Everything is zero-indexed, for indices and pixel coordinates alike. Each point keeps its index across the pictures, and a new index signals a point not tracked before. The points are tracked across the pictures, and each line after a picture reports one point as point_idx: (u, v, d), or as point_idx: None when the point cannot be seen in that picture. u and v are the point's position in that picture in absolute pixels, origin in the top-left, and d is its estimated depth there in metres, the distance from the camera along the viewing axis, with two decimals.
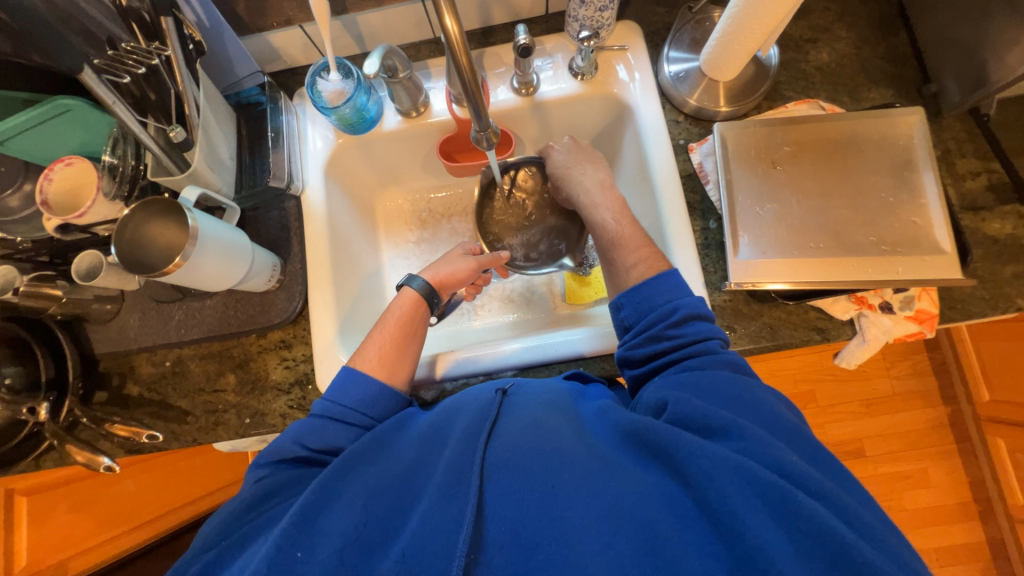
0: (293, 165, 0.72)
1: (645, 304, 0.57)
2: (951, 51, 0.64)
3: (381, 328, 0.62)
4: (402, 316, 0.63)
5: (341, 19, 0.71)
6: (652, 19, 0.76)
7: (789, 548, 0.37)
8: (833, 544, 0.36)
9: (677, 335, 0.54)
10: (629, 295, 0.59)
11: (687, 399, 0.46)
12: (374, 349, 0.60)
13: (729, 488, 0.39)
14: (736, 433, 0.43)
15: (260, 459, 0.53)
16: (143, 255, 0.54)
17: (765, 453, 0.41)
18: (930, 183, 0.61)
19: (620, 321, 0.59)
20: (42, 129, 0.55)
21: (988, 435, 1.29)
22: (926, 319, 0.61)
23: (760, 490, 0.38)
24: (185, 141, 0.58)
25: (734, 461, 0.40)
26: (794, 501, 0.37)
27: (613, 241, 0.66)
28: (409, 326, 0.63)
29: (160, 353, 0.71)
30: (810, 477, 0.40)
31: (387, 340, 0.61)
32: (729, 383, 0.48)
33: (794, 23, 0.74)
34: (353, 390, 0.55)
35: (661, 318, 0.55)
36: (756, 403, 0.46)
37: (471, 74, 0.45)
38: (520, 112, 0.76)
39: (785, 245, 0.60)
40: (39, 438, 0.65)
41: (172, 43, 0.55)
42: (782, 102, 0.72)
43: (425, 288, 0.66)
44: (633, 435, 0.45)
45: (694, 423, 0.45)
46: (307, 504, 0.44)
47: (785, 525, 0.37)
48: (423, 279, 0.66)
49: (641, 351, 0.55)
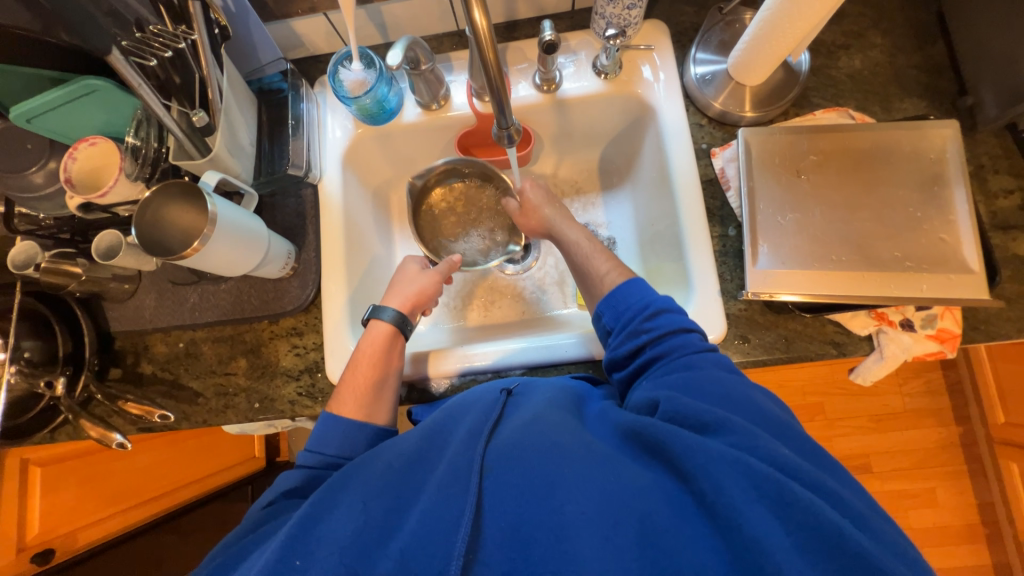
0: (312, 153, 0.72)
1: (621, 304, 0.57)
2: (990, 63, 0.62)
3: (353, 370, 0.61)
4: (375, 350, 0.62)
5: (366, 7, 0.71)
6: (680, 19, 0.75)
7: (786, 538, 0.36)
8: (829, 533, 0.36)
9: (653, 326, 0.54)
10: (606, 300, 0.59)
11: (677, 397, 0.46)
12: (349, 392, 0.59)
13: (725, 480, 0.38)
14: (727, 427, 0.42)
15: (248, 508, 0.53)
16: (161, 237, 0.55)
17: (757, 447, 0.41)
18: (961, 200, 0.59)
19: (602, 327, 0.59)
20: (68, 108, 0.55)
21: (1001, 458, 1.27)
22: (947, 339, 0.60)
23: (755, 482, 0.38)
24: (207, 126, 0.59)
25: (729, 455, 0.39)
26: (789, 492, 0.37)
27: (585, 255, 0.66)
28: (384, 360, 0.62)
29: (174, 333, 0.72)
30: (802, 470, 0.39)
31: (362, 380, 0.60)
32: (718, 378, 0.48)
33: (827, 28, 0.72)
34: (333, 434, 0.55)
35: (638, 313, 0.56)
36: (746, 398, 0.46)
37: (496, 69, 0.45)
38: (540, 110, 0.76)
39: (806, 256, 0.59)
40: (55, 412, 0.67)
41: (198, 28, 0.55)
42: (810, 109, 0.70)
43: (396, 319, 0.65)
44: (630, 432, 0.45)
45: (687, 420, 0.44)
46: (306, 514, 0.44)
47: (781, 515, 0.37)
48: (393, 308, 0.65)
49: (625, 348, 0.55)
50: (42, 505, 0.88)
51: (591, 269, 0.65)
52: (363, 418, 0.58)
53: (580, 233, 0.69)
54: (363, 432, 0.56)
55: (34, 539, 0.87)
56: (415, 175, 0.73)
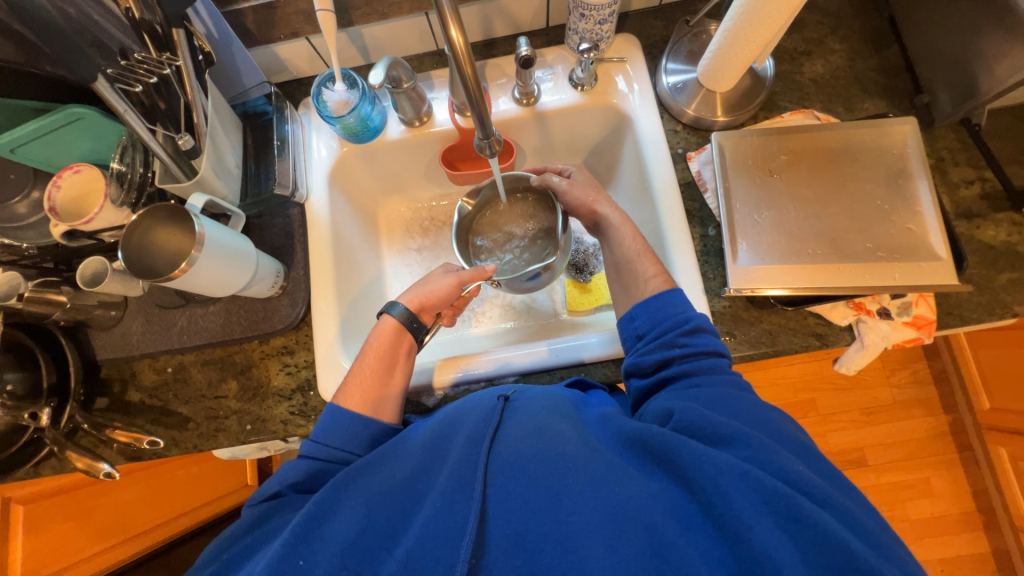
0: (298, 174, 0.73)
1: (659, 313, 0.57)
2: (941, 63, 0.66)
3: (362, 362, 0.61)
4: (382, 345, 0.62)
5: (347, 31, 0.73)
6: (650, 32, 0.78)
7: (794, 553, 0.37)
8: (838, 551, 0.36)
9: (688, 343, 0.54)
10: (643, 305, 0.59)
11: (692, 408, 0.47)
12: (357, 385, 0.59)
13: (733, 494, 0.39)
14: (741, 441, 0.43)
15: (249, 499, 0.53)
16: (148, 259, 0.55)
17: (770, 461, 0.42)
18: (924, 192, 0.62)
19: (632, 331, 0.59)
20: (52, 137, 0.56)
21: (990, 444, 1.29)
22: (923, 325, 0.62)
23: (765, 496, 0.39)
24: (193, 149, 0.59)
25: (739, 468, 0.40)
26: (799, 507, 0.38)
27: (635, 252, 0.65)
28: (391, 355, 0.62)
29: (161, 359, 0.71)
30: (813, 485, 0.41)
31: (368, 375, 0.60)
32: (736, 401, 0.49)
33: (788, 36, 0.76)
34: (337, 425, 0.54)
35: (674, 326, 0.56)
36: (758, 416, 0.47)
37: (475, 83, 0.46)
38: (522, 122, 0.78)
39: (783, 252, 0.61)
40: (38, 445, 0.65)
41: (183, 54, 0.56)
42: (778, 112, 0.73)
43: (404, 316, 0.65)
44: (637, 440, 0.46)
45: (701, 430, 0.45)
46: (311, 513, 0.44)
47: (790, 530, 0.38)
48: (402, 305, 0.65)
49: (652, 357, 0.55)
50: (26, 539, 0.85)
51: (636, 271, 0.64)
52: (369, 413, 0.57)
53: (632, 227, 0.68)
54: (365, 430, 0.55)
55: None
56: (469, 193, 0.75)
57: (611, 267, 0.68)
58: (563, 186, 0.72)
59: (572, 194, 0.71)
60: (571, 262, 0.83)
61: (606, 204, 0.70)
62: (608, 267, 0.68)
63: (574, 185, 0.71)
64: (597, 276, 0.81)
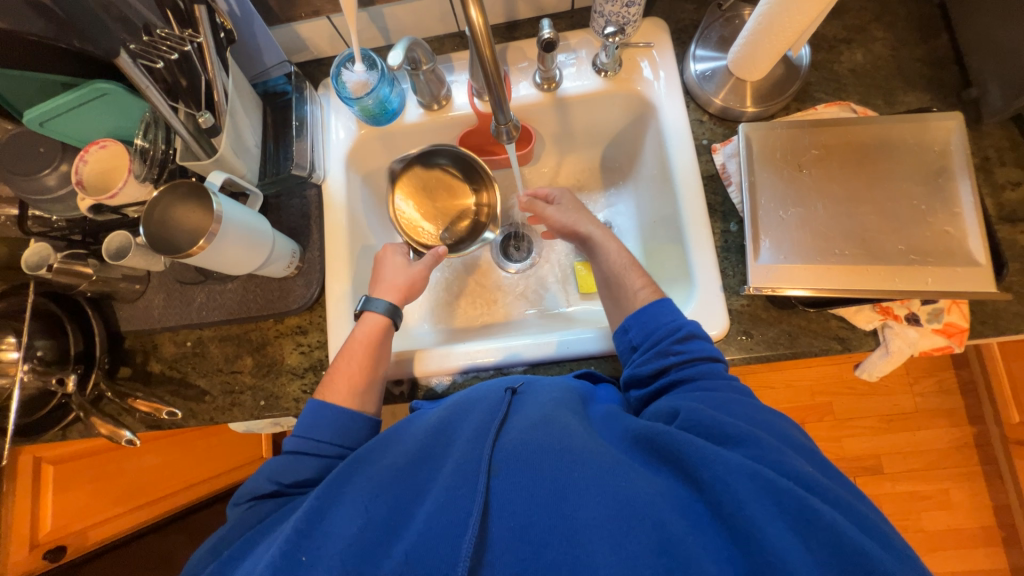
0: (315, 154, 0.73)
1: (652, 323, 0.56)
2: (994, 54, 0.62)
3: (346, 360, 0.62)
4: (368, 342, 0.63)
5: (368, 10, 0.72)
6: (680, 16, 0.75)
7: (805, 555, 0.36)
8: (851, 555, 0.36)
9: (683, 350, 0.53)
10: (636, 316, 0.58)
11: (700, 408, 0.46)
12: (343, 381, 0.60)
13: (744, 494, 0.38)
14: (751, 441, 0.42)
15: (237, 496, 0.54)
16: (169, 236, 0.56)
17: (781, 462, 0.41)
18: (966, 193, 0.58)
19: (626, 343, 0.58)
20: (78, 112, 0.57)
21: (1017, 459, 1.24)
22: (955, 333, 0.59)
23: (776, 496, 0.38)
24: (212, 127, 0.61)
25: (749, 468, 0.40)
26: (812, 509, 0.37)
27: (623, 267, 0.64)
28: (378, 350, 0.63)
29: (182, 333, 0.73)
30: (824, 486, 0.40)
31: (354, 370, 0.61)
32: (744, 405, 0.47)
33: (828, 22, 0.72)
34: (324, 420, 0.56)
35: (667, 334, 0.55)
36: (768, 419, 0.46)
37: (493, 65, 0.45)
38: (541, 108, 0.76)
39: (809, 250, 0.59)
40: (66, 410, 0.68)
41: (204, 31, 0.57)
42: (811, 104, 0.70)
43: (388, 310, 0.65)
44: (643, 438, 0.45)
45: (709, 430, 0.44)
46: (312, 508, 0.44)
47: (803, 533, 0.37)
48: (385, 300, 0.66)
49: (648, 367, 0.54)
50: (55, 501, 0.89)
51: (625, 285, 0.63)
52: (355, 408, 0.59)
53: (617, 243, 0.67)
54: (353, 422, 0.57)
55: (47, 536, 0.89)
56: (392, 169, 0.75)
57: (600, 282, 0.66)
58: (548, 213, 0.72)
59: (557, 220, 0.71)
60: None
61: (589, 224, 0.69)
62: (597, 282, 0.67)
63: (558, 210, 0.71)
64: None
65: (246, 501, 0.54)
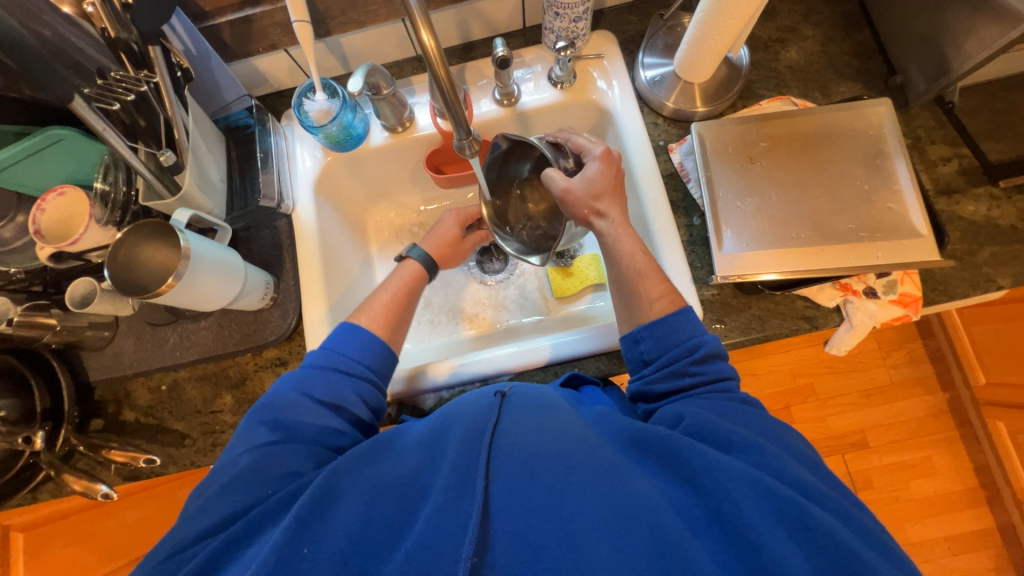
0: (283, 185, 0.73)
1: (667, 339, 0.55)
2: (912, 43, 0.67)
3: (386, 289, 0.66)
4: (408, 283, 0.67)
5: (325, 41, 0.73)
6: (626, 27, 0.79)
7: (802, 560, 0.38)
8: (846, 559, 0.37)
9: (700, 371, 0.53)
10: (649, 328, 0.56)
11: (703, 412, 0.48)
12: (381, 307, 0.63)
13: (744, 500, 0.40)
14: (754, 449, 0.44)
15: (255, 408, 0.53)
16: (136, 277, 0.55)
17: (784, 470, 0.43)
18: (903, 171, 0.63)
19: (636, 354, 0.57)
20: (33, 161, 0.56)
21: (989, 419, 1.30)
22: (910, 302, 0.62)
23: (776, 504, 0.40)
24: (175, 164, 0.59)
25: (750, 475, 0.41)
26: (811, 517, 0.39)
27: (636, 272, 0.61)
28: (414, 287, 0.67)
29: (155, 376, 0.71)
30: (826, 495, 0.41)
31: (393, 296, 0.65)
32: (746, 413, 0.49)
33: (762, 25, 0.77)
34: (356, 341, 0.57)
35: (685, 353, 0.54)
36: (770, 428, 0.48)
37: (450, 86, 0.47)
38: (504, 122, 0.78)
39: (767, 237, 0.62)
40: (35, 470, 0.64)
41: (160, 71, 0.56)
42: (756, 100, 0.74)
43: (425, 260, 0.70)
44: (642, 440, 0.47)
45: (713, 437, 0.46)
46: (314, 497, 0.43)
47: (802, 541, 0.38)
48: (423, 250, 0.71)
49: (663, 385, 0.53)
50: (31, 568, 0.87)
51: (639, 293, 0.60)
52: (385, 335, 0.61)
53: (631, 240, 0.64)
54: (378, 344, 0.59)
55: None
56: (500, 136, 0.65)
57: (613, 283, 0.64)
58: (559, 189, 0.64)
59: (568, 200, 0.64)
60: None
61: (601, 214, 0.64)
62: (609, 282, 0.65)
63: (572, 188, 0.64)
64: (578, 258, 0.83)
65: (262, 421, 0.52)
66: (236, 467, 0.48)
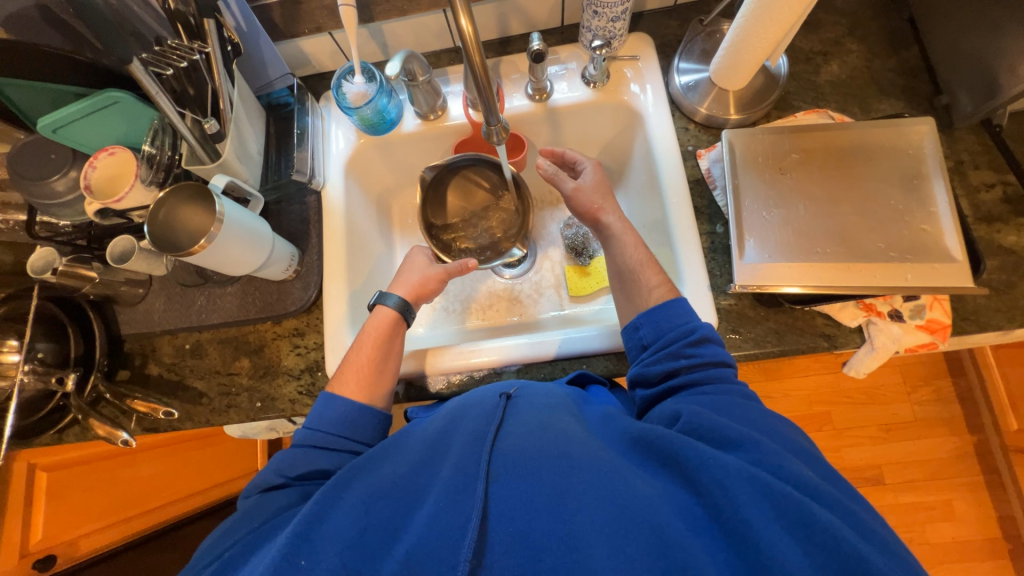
0: (315, 162, 0.76)
1: (665, 324, 0.57)
2: (961, 64, 0.65)
3: (357, 350, 0.64)
4: (379, 333, 0.65)
5: (368, 27, 0.76)
6: (664, 31, 0.79)
7: (802, 557, 0.37)
8: (849, 556, 0.36)
9: (695, 353, 0.54)
10: (648, 315, 0.58)
11: (701, 411, 0.47)
12: (353, 372, 0.62)
13: (742, 497, 0.39)
14: (750, 445, 0.43)
15: (248, 491, 0.55)
16: (172, 236, 0.58)
17: (780, 466, 0.42)
18: (941, 194, 0.60)
19: (636, 340, 0.59)
20: (88, 121, 0.60)
21: (1018, 467, 1.23)
22: (938, 330, 0.60)
23: (773, 500, 0.39)
24: (218, 133, 0.63)
25: (748, 472, 0.41)
26: (810, 512, 0.38)
27: (638, 262, 0.64)
28: (388, 342, 0.65)
29: (180, 335, 0.75)
30: (825, 491, 0.41)
31: (365, 360, 0.63)
32: (744, 408, 0.49)
33: (805, 36, 0.75)
34: (331, 412, 0.57)
35: (681, 336, 0.55)
36: (771, 424, 0.47)
37: (484, 73, 0.47)
38: (533, 118, 0.79)
39: (791, 249, 0.61)
40: (63, 412, 0.68)
41: (212, 42, 0.60)
42: (791, 112, 0.73)
43: (399, 304, 0.68)
44: (641, 440, 0.47)
45: (709, 433, 0.45)
46: (311, 512, 0.44)
47: (801, 536, 0.38)
48: (397, 296, 0.68)
49: (659, 367, 0.54)
50: (47, 510, 0.89)
51: (640, 282, 0.63)
52: (362, 400, 0.60)
53: (635, 236, 0.67)
54: (355, 411, 0.58)
55: (37, 545, 0.88)
56: (429, 164, 0.76)
57: (615, 276, 0.66)
58: (571, 191, 0.70)
59: (578, 199, 0.70)
60: (570, 245, 0.86)
61: (611, 212, 0.69)
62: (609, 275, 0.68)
63: (584, 189, 0.69)
64: (597, 258, 0.83)
65: (256, 493, 0.54)
66: (233, 526, 0.51)
